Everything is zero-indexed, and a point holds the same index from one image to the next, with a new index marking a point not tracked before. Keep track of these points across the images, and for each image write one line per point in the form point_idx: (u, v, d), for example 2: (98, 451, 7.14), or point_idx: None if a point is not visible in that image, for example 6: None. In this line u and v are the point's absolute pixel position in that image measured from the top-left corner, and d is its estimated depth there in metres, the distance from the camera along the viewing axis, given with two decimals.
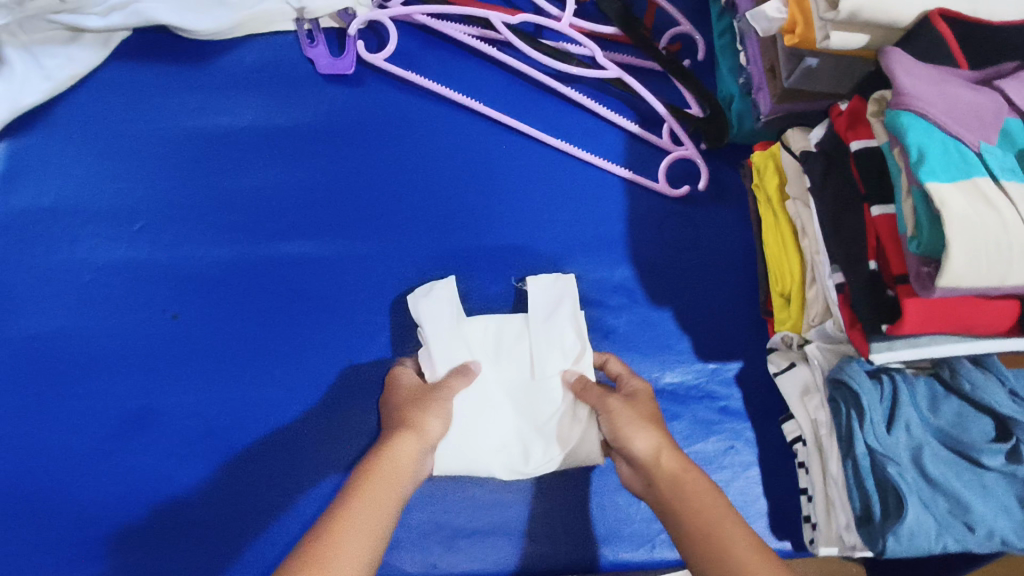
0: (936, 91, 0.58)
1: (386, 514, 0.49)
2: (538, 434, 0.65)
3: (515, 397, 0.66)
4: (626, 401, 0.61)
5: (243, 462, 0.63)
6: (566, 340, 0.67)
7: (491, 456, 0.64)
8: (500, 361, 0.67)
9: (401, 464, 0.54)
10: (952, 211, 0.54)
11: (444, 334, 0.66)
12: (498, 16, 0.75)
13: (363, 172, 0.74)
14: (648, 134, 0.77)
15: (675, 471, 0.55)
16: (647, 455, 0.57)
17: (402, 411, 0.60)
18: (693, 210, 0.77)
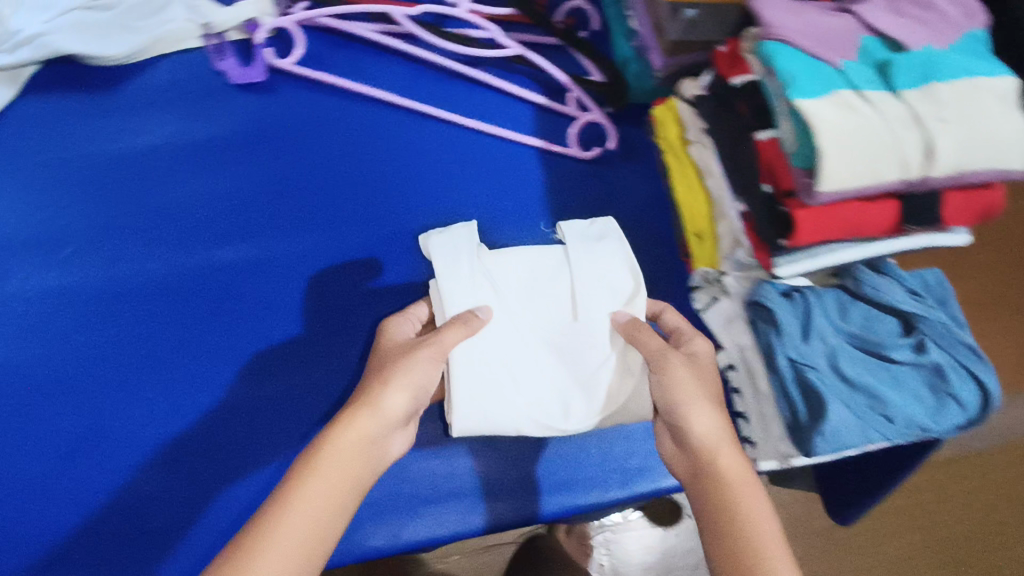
0: (798, 17, 0.60)
1: (314, 521, 0.52)
2: (579, 386, 0.68)
3: (557, 345, 0.69)
4: (693, 369, 0.63)
5: (186, 450, 0.71)
6: (617, 284, 0.69)
7: (527, 410, 0.66)
8: (538, 308, 0.69)
9: (348, 455, 0.56)
10: (820, 123, 0.54)
11: (467, 280, 0.67)
12: (399, 10, 0.83)
13: (287, 174, 0.82)
14: (555, 104, 0.84)
15: (727, 459, 0.58)
16: (703, 435, 0.59)
17: (382, 371, 0.61)
18: (605, 169, 0.83)
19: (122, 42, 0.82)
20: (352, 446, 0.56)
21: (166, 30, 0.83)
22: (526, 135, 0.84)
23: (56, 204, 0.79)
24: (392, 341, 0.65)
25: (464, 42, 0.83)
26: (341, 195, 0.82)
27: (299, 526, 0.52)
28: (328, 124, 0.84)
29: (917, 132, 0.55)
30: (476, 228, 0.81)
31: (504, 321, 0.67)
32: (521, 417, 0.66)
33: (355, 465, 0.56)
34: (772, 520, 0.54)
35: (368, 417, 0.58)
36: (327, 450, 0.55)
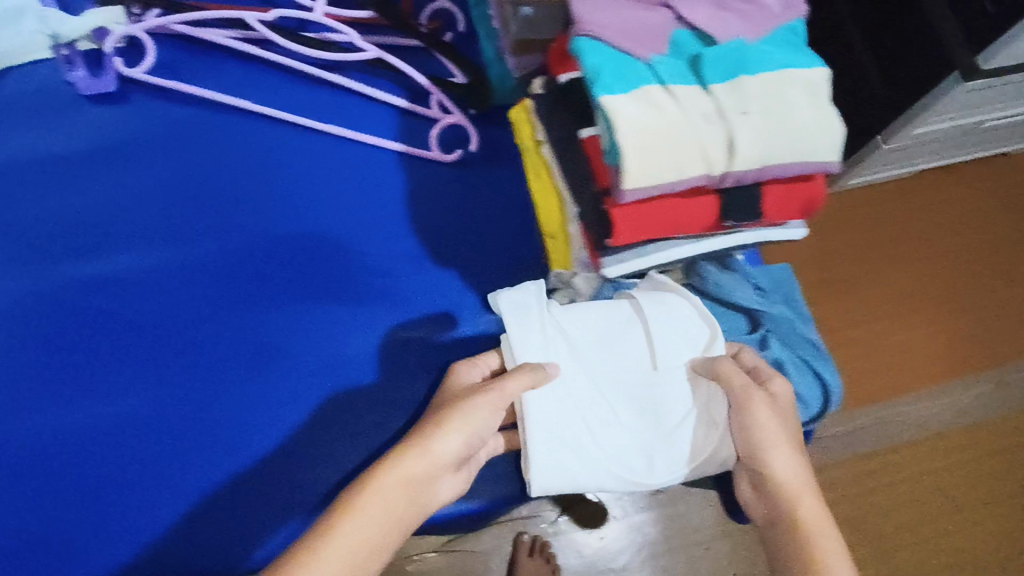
0: (612, 9, 0.58)
1: (352, 560, 0.52)
2: (663, 438, 0.65)
3: (631, 395, 0.66)
4: (770, 409, 0.62)
5: (17, 479, 0.66)
6: (690, 332, 0.67)
7: (605, 466, 0.64)
8: (610, 357, 0.66)
9: (388, 497, 0.54)
10: (620, 121, 0.53)
11: (535, 333, 0.65)
12: (253, 15, 0.81)
13: (142, 185, 0.79)
14: (416, 107, 0.83)
15: (799, 505, 0.60)
16: (782, 481, 0.61)
17: (434, 416, 0.59)
18: (468, 171, 0.82)
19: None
20: (388, 492, 0.55)
21: (9, 40, 0.80)
22: (388, 139, 0.82)
23: None
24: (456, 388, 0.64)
25: (322, 47, 0.82)
26: (198, 206, 0.79)
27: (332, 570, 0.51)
28: (187, 135, 0.82)
29: (719, 127, 0.54)
30: (338, 235, 0.79)
31: (574, 371, 0.65)
32: (598, 471, 0.63)
33: (397, 508, 0.55)
34: (844, 568, 0.57)
35: (417, 457, 0.56)
36: (368, 490, 0.54)
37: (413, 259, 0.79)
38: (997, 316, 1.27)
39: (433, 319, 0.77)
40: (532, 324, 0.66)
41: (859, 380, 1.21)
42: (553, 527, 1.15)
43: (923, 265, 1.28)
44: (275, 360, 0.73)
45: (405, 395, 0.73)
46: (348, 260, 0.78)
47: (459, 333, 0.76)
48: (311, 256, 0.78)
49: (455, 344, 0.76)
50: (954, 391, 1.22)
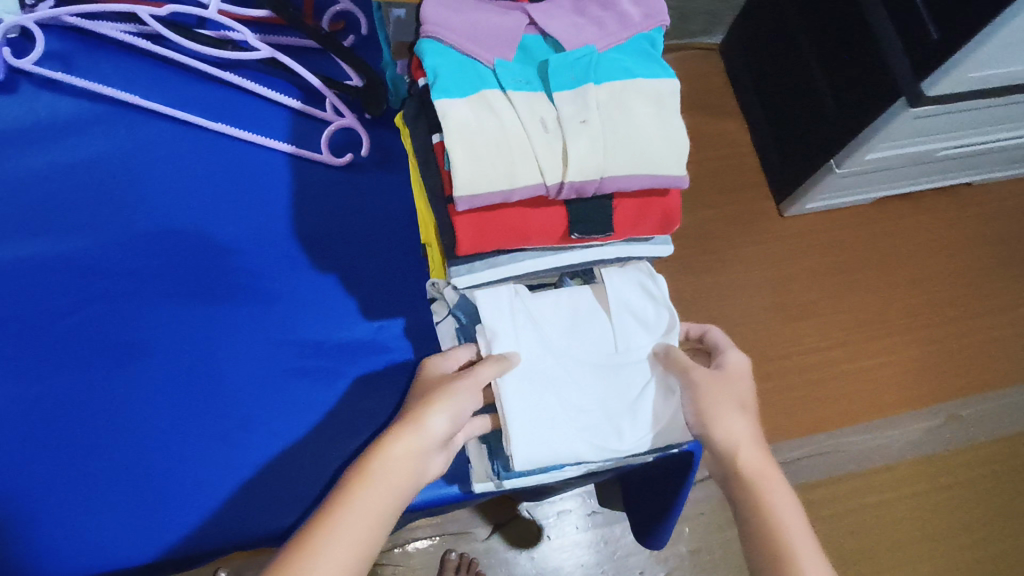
0: (462, 13, 0.57)
1: (356, 541, 0.48)
2: (628, 410, 0.60)
3: (597, 371, 0.62)
4: (715, 377, 0.59)
5: None
6: (647, 309, 0.64)
7: (576, 438, 0.59)
8: (577, 335, 0.62)
9: (388, 476, 0.51)
10: (451, 125, 0.51)
11: (505, 311, 0.61)
12: (145, 10, 0.80)
13: (21, 178, 0.77)
14: (310, 109, 0.81)
15: (751, 464, 0.55)
16: (727, 442, 0.56)
17: (417, 402, 0.56)
18: (358, 176, 0.80)
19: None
20: (387, 474, 0.51)
21: None
22: (277, 140, 0.81)
23: None
24: (434, 372, 0.59)
25: (214, 44, 0.81)
26: (74, 199, 0.77)
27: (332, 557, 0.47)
28: (73, 127, 0.80)
29: (555, 137, 0.53)
30: (217, 234, 0.77)
31: (542, 351, 0.61)
32: (574, 444, 0.58)
33: (398, 486, 0.51)
34: (802, 530, 0.52)
35: (413, 438, 0.53)
36: (368, 470, 0.51)
37: (293, 261, 0.77)
38: (953, 347, 1.21)
39: (310, 326, 0.75)
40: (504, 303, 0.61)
41: (803, 407, 1.15)
42: (484, 545, 1.05)
43: (877, 289, 1.22)
44: (133, 358, 0.70)
45: (268, 398, 0.71)
46: (224, 260, 0.76)
47: (335, 340, 0.75)
48: (190, 255, 0.76)
49: (330, 352, 0.74)
50: (905, 421, 1.17)
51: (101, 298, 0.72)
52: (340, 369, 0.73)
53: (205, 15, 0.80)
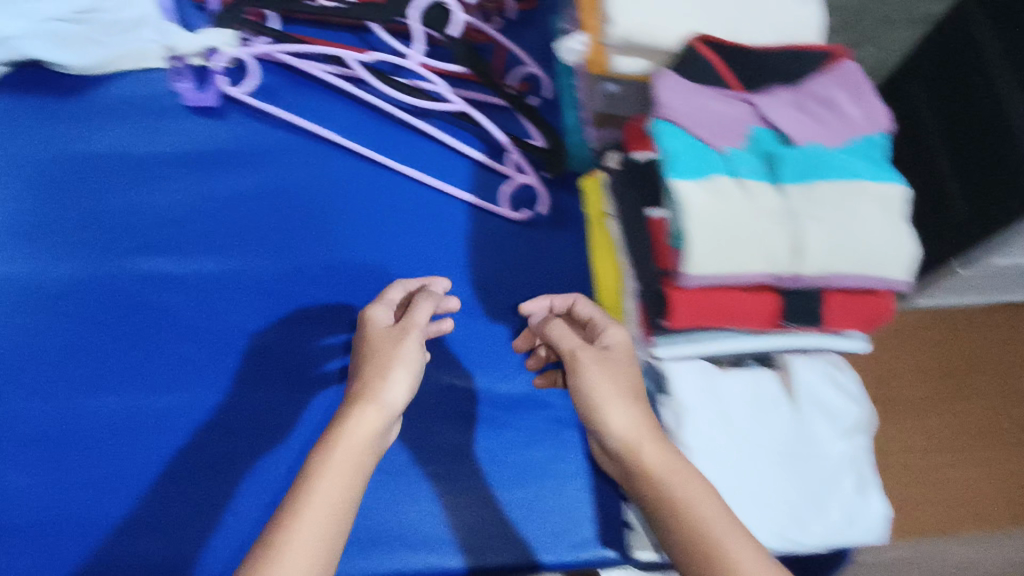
0: (693, 100, 0.60)
1: (331, 511, 0.51)
2: (814, 504, 0.61)
3: (782, 461, 0.62)
4: (602, 360, 0.59)
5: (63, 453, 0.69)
6: (836, 404, 0.64)
7: (759, 524, 0.60)
8: (762, 422, 0.63)
9: (353, 454, 0.54)
10: (687, 206, 0.54)
11: (693, 394, 0.63)
12: (352, 55, 0.85)
13: (222, 198, 0.83)
14: (494, 163, 0.85)
15: (654, 455, 0.54)
16: (624, 433, 0.56)
17: (363, 370, 0.60)
18: (533, 232, 0.83)
19: (85, 56, 0.86)
20: (353, 453, 0.54)
21: (128, 47, 0.87)
22: (460, 190, 0.85)
23: None
24: (375, 329, 0.64)
25: (411, 93, 0.85)
26: (270, 225, 0.82)
27: (311, 541, 0.49)
28: (274, 156, 0.85)
29: (790, 228, 0.54)
30: (396, 272, 0.81)
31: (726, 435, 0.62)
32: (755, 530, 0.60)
33: (363, 455, 0.54)
34: (735, 532, 0.50)
35: (372, 415, 0.56)
36: (332, 454, 0.53)
37: (464, 306, 0.80)
38: None
39: (477, 372, 0.76)
40: (692, 385, 0.63)
41: None
42: None
43: None
44: (321, 385, 0.73)
45: (433, 436, 0.73)
46: None
47: (500, 388, 0.76)
48: (370, 288, 0.79)
49: (495, 401, 0.75)
50: None
51: (293, 322, 0.77)
52: (503, 418, 0.75)
53: (404, 64, 0.85)
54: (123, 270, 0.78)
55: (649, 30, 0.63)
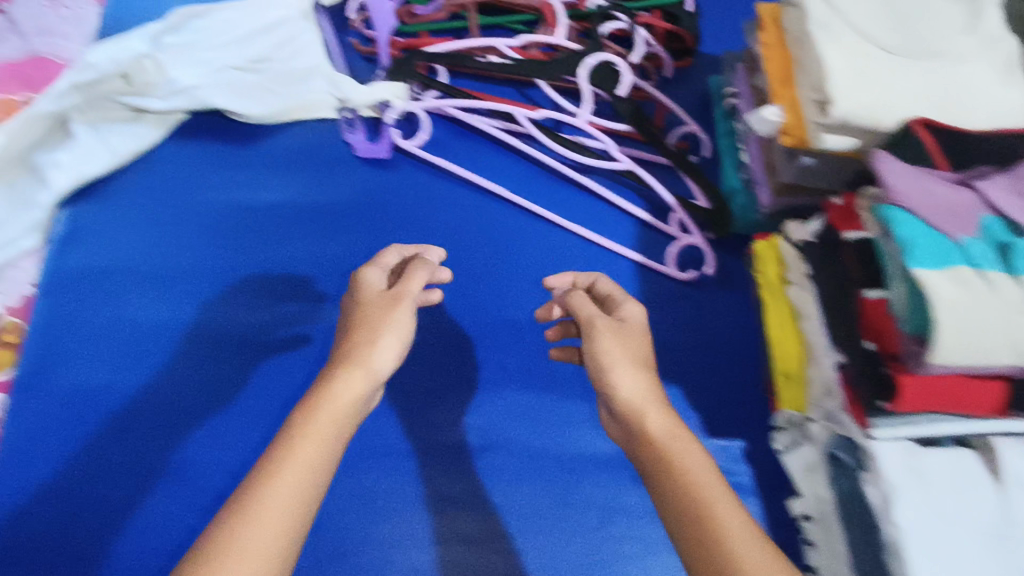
0: (921, 187, 0.61)
1: (307, 472, 0.50)
2: None
3: (993, 547, 0.59)
4: (614, 329, 0.60)
5: None
6: None
7: None
8: (972, 504, 0.61)
9: (335, 418, 0.53)
10: (939, 296, 0.54)
11: (899, 468, 0.62)
12: (522, 112, 0.87)
13: (394, 248, 0.84)
14: (658, 223, 0.87)
15: (656, 424, 0.54)
16: (631, 398, 0.56)
17: (354, 331, 0.59)
18: (699, 292, 0.85)
19: (259, 108, 0.88)
20: (332, 416, 0.53)
21: (303, 97, 0.90)
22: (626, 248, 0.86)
23: (182, 246, 0.84)
24: (369, 293, 0.62)
25: (578, 151, 0.88)
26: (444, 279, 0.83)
27: (284, 498, 0.48)
28: (444, 209, 0.87)
29: None
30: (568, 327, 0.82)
31: (935, 515, 0.60)
32: None
33: (341, 418, 0.54)
34: (733, 509, 0.49)
35: (359, 378, 0.56)
36: (314, 418, 0.53)
37: None
38: None
39: None
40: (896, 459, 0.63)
41: None
42: None
43: None
44: (505, 443, 0.74)
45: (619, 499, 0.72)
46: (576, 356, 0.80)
47: None
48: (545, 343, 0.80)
49: None
50: None
51: (472, 379, 0.78)
52: None
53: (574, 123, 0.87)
54: (290, 312, 0.80)
55: (868, 113, 0.64)
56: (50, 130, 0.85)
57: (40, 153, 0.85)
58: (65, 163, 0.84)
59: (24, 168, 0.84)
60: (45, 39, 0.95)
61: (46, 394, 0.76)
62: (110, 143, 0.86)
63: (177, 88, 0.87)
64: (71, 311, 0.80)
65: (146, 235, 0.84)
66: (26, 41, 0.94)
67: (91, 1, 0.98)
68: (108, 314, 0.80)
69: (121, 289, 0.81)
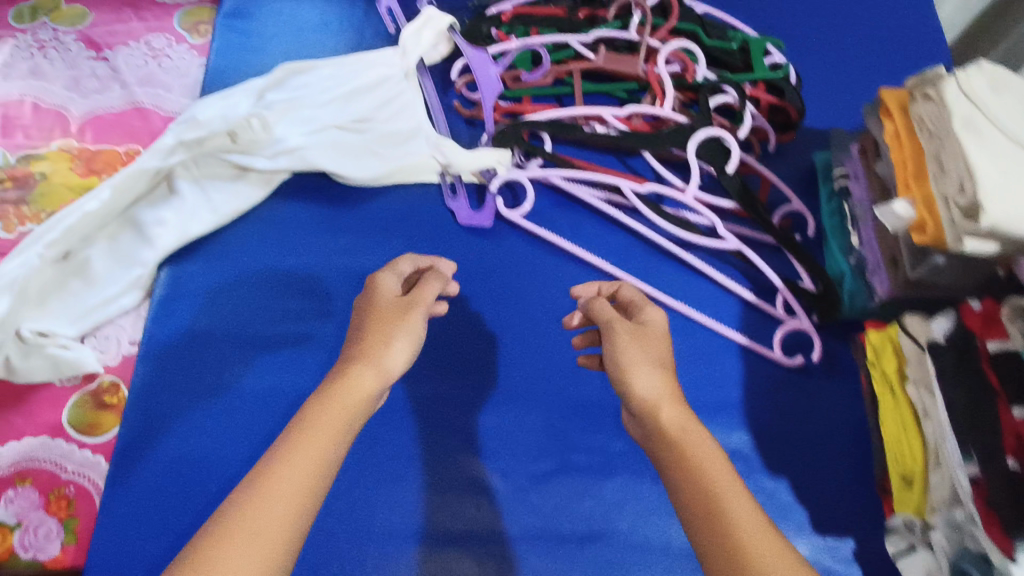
0: None
1: (314, 456, 0.52)
2: None
3: None
4: (629, 333, 0.60)
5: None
6: None
7: None
8: None
9: (345, 409, 0.56)
10: None
11: None
12: (628, 184, 0.86)
13: (495, 317, 0.83)
14: (764, 303, 0.85)
15: (670, 420, 0.55)
16: (645, 396, 0.57)
17: (366, 327, 0.61)
18: (806, 379, 0.82)
19: (362, 169, 0.89)
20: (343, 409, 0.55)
21: (404, 160, 0.89)
22: (731, 329, 0.84)
23: (280, 310, 0.83)
24: (384, 295, 0.64)
25: (682, 225, 0.87)
26: (545, 354, 0.81)
27: (296, 477, 0.51)
28: (543, 282, 0.85)
29: None
30: None
31: None
32: None
33: (349, 409, 0.56)
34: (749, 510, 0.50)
35: (368, 378, 0.58)
36: (324, 407, 0.55)
37: (743, 455, 0.78)
38: None
39: None
40: None
41: None
42: None
43: None
44: (610, 533, 0.73)
45: None
46: None
47: None
48: None
49: None
50: None
51: (575, 463, 0.76)
52: None
53: (678, 198, 0.86)
54: (327, 322, 0.83)
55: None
56: (153, 185, 0.85)
57: (144, 209, 0.85)
58: (169, 221, 0.84)
59: (127, 224, 0.85)
60: (147, 90, 0.95)
61: (144, 463, 0.74)
62: (212, 200, 0.85)
63: (282, 147, 0.87)
64: (168, 375, 0.79)
65: (245, 296, 0.83)
66: (129, 91, 0.95)
67: (192, 51, 0.99)
68: (205, 379, 0.79)
69: (218, 353, 0.80)
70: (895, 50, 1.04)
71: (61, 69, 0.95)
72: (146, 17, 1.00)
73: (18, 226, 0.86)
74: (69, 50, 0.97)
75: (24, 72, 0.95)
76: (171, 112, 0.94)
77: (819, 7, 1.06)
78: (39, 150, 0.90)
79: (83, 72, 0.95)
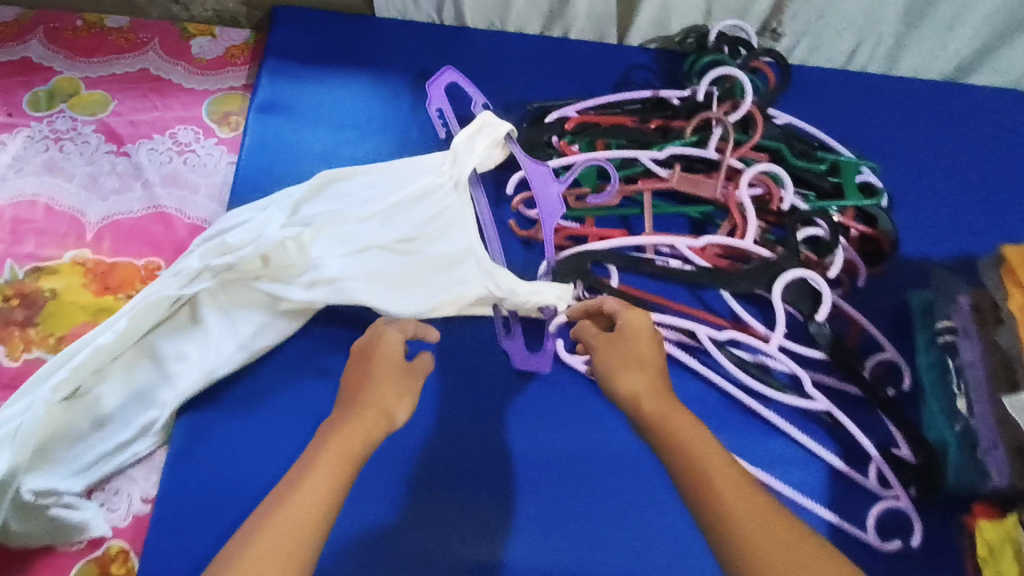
0: None
1: (336, 465, 0.56)
2: None
3: None
4: (609, 341, 0.66)
5: None
6: None
7: None
8: None
9: (362, 432, 0.59)
10: None
11: None
12: (705, 329, 0.77)
13: (551, 479, 0.75)
14: (856, 473, 0.76)
15: (654, 413, 0.60)
16: (625, 392, 0.62)
17: (365, 366, 0.65)
18: (904, 567, 0.73)
19: (402, 299, 0.79)
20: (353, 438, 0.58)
21: (454, 291, 0.79)
22: (818, 503, 0.75)
23: None
24: (380, 346, 0.66)
25: (762, 378, 0.78)
26: (608, 528, 0.73)
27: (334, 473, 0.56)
28: (604, 436, 0.77)
29: None
30: None
31: None
32: None
33: (373, 430, 0.60)
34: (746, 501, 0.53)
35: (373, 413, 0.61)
36: (341, 429, 0.59)
37: None
38: None
39: None
40: None
41: None
42: None
43: None
44: None
45: None
46: None
47: None
48: None
49: None
50: None
51: None
52: None
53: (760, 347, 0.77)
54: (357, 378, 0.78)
55: None
56: (175, 312, 0.77)
57: (165, 342, 0.76)
58: (192, 360, 0.76)
59: (142, 358, 0.76)
60: (171, 191, 0.86)
61: None
62: (240, 333, 0.77)
63: (319, 276, 0.78)
64: (187, 540, 0.71)
65: (275, 444, 0.75)
66: (150, 192, 0.86)
67: (221, 146, 0.90)
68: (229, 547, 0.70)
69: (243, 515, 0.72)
70: (997, 159, 0.93)
71: (78, 166, 0.87)
72: (171, 105, 0.91)
73: (23, 352, 0.77)
74: (88, 143, 0.88)
75: (37, 167, 0.86)
76: (197, 218, 0.85)
77: (915, 110, 0.95)
78: (50, 262, 0.82)
79: (101, 169, 0.87)
